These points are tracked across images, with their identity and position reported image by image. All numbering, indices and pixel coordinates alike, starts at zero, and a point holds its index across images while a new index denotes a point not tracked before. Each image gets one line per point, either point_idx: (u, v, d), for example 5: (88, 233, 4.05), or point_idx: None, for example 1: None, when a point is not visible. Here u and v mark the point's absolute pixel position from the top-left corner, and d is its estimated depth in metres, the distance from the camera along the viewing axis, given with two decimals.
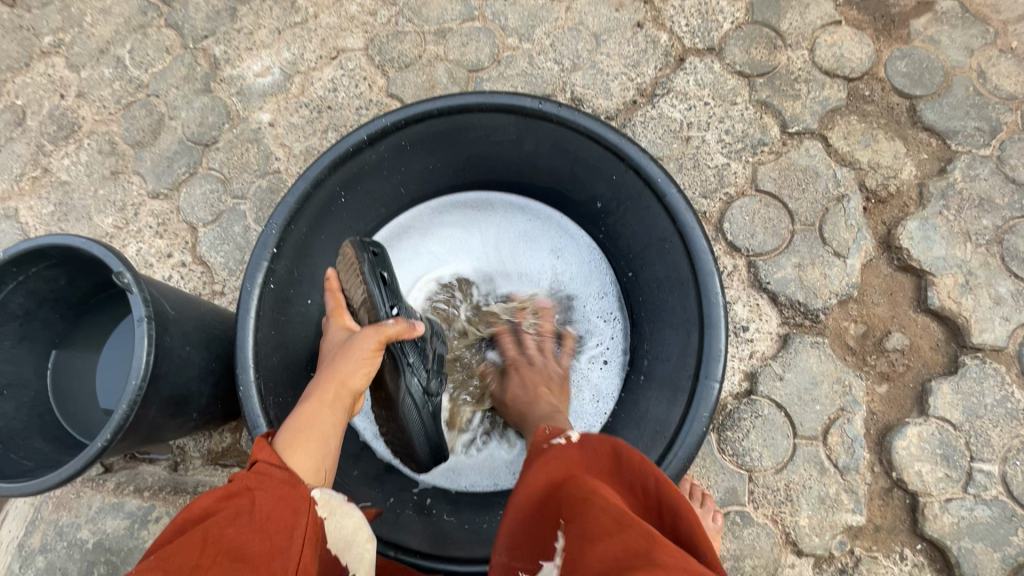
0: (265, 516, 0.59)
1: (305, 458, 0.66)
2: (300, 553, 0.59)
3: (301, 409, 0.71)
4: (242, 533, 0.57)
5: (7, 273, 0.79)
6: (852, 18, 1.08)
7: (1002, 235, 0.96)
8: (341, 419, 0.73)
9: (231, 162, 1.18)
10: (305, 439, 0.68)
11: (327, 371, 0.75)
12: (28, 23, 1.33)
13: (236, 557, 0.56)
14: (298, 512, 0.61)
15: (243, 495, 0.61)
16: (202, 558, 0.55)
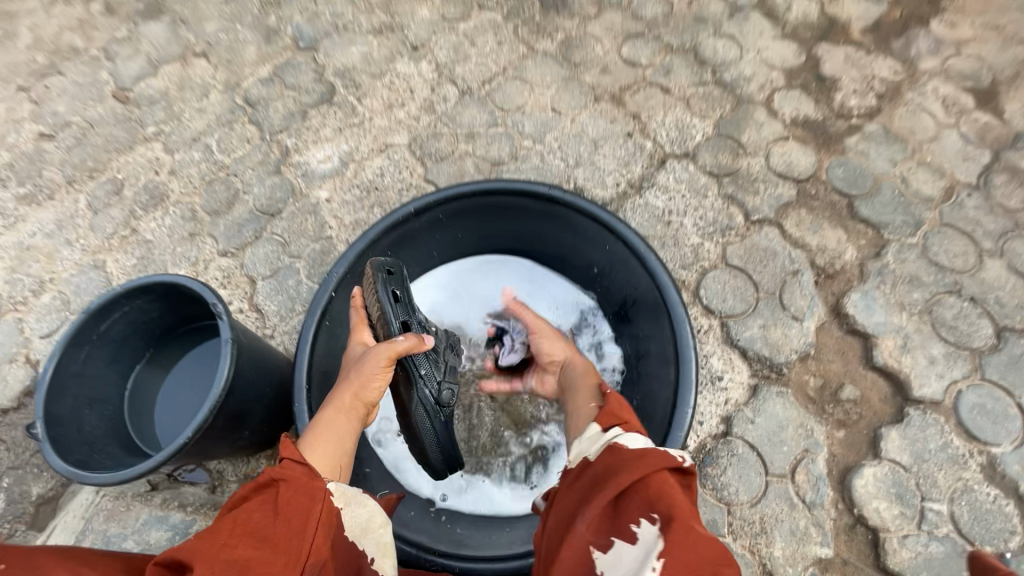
0: (286, 503, 0.70)
1: (323, 452, 0.81)
2: (317, 534, 0.69)
3: (321, 413, 0.86)
4: (265, 517, 0.68)
5: (118, 302, 0.99)
6: (797, 136, 1.38)
7: (932, 306, 1.15)
8: (355, 423, 0.88)
9: (291, 229, 1.43)
10: (324, 436, 0.83)
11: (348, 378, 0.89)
12: (137, 118, 1.65)
13: (260, 537, 0.66)
14: (314, 497, 0.72)
15: (267, 487, 0.72)
16: (232, 537, 0.66)
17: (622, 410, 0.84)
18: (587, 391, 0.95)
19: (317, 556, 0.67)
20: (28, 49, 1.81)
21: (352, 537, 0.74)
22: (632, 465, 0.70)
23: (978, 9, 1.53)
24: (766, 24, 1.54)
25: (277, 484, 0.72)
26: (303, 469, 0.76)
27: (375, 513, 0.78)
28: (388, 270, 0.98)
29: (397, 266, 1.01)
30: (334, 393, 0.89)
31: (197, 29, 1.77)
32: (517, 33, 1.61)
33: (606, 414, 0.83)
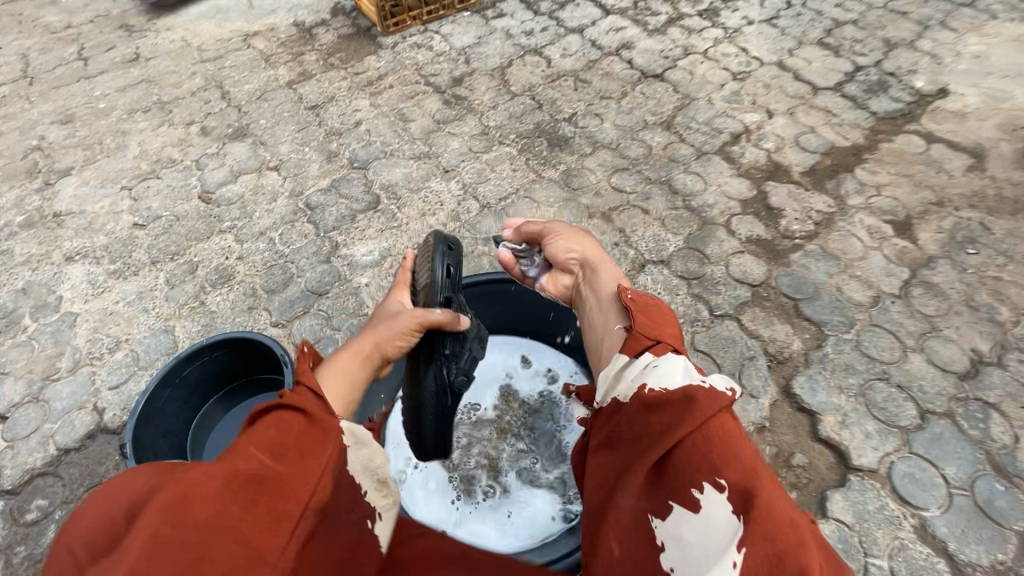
0: (302, 431, 0.67)
1: (334, 385, 0.84)
2: (329, 464, 0.66)
3: (339, 355, 0.91)
4: (279, 436, 0.65)
5: (201, 351, 1.27)
6: (751, 250, 1.71)
7: (865, 390, 1.38)
8: (373, 362, 0.94)
9: (335, 307, 1.73)
10: (338, 367, 0.88)
11: (380, 323, 1.02)
12: (216, 214, 2.03)
13: (276, 456, 0.63)
14: (329, 430, 0.69)
15: (282, 412, 0.68)
16: (245, 453, 0.62)
17: (648, 330, 0.83)
18: (614, 310, 0.95)
19: (326, 487, 0.65)
20: (135, 158, 2.26)
21: (355, 473, 0.71)
22: (676, 411, 0.66)
23: (892, 161, 1.95)
24: (725, 165, 1.96)
25: (295, 410, 0.68)
26: (319, 400, 0.71)
27: (379, 456, 0.77)
28: (449, 245, 1.21)
29: (455, 247, 1.23)
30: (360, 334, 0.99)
31: (273, 149, 2.22)
32: (528, 164, 2.04)
33: (635, 339, 0.82)
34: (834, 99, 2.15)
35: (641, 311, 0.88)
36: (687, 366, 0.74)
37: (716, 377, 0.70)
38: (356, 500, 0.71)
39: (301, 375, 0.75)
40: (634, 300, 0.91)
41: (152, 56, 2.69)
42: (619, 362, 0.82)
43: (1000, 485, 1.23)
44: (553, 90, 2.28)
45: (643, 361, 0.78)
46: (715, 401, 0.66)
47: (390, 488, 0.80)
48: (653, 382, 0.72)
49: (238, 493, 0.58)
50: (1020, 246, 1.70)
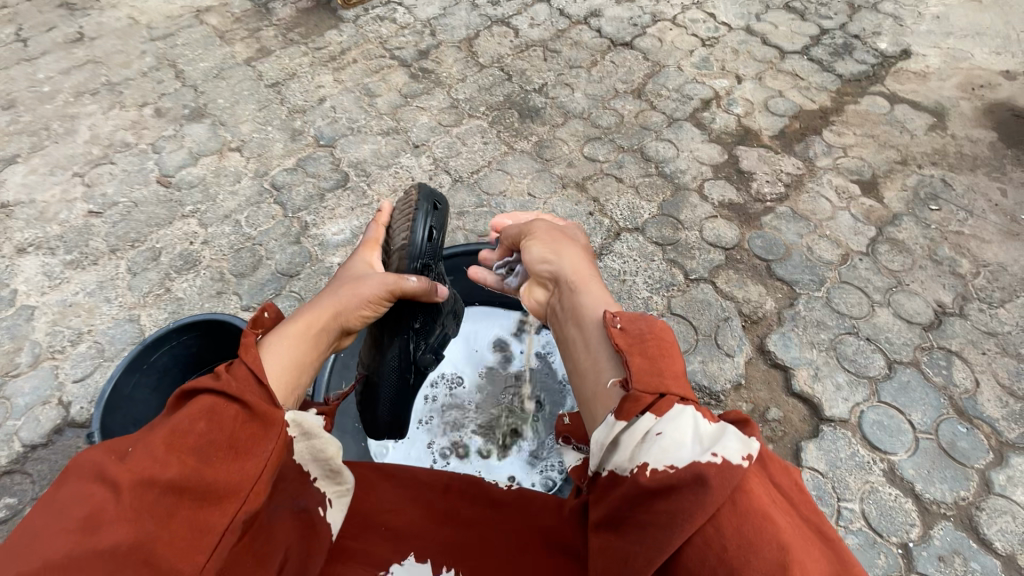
0: (238, 428, 0.69)
1: (278, 364, 0.79)
2: (261, 466, 0.70)
3: (292, 327, 0.86)
4: (214, 435, 0.67)
5: (168, 336, 1.23)
6: (724, 214, 1.72)
7: (836, 344, 1.42)
8: (326, 337, 0.90)
9: (307, 288, 1.69)
10: (283, 347, 0.82)
11: (343, 293, 0.96)
12: (178, 198, 1.95)
13: (204, 459, 0.65)
14: (268, 426, 0.72)
15: (220, 402, 0.69)
16: (172, 452, 0.63)
17: (645, 384, 0.71)
18: (603, 352, 0.81)
19: (257, 491, 0.69)
20: (86, 143, 2.14)
21: (301, 461, 0.81)
22: (685, 493, 0.61)
23: (857, 123, 1.98)
24: (696, 131, 1.96)
25: (232, 403, 0.70)
26: (261, 391, 0.73)
27: (328, 446, 0.84)
28: (434, 205, 1.19)
29: (443, 209, 1.22)
30: (318, 303, 0.94)
31: (234, 130, 2.13)
32: (500, 136, 2.00)
33: (636, 400, 0.70)
34: (801, 63, 2.16)
35: (637, 346, 0.76)
36: (694, 423, 0.67)
37: (731, 441, 0.63)
38: (291, 486, 0.81)
39: (246, 356, 0.76)
40: (624, 332, 0.79)
41: (97, 36, 2.54)
42: (609, 427, 0.72)
43: (962, 427, 1.28)
44: (522, 61, 2.24)
45: (641, 429, 0.68)
46: (727, 479, 0.60)
47: (341, 472, 0.89)
48: (656, 460, 0.65)
49: (159, 505, 0.61)
50: (979, 201, 1.75)
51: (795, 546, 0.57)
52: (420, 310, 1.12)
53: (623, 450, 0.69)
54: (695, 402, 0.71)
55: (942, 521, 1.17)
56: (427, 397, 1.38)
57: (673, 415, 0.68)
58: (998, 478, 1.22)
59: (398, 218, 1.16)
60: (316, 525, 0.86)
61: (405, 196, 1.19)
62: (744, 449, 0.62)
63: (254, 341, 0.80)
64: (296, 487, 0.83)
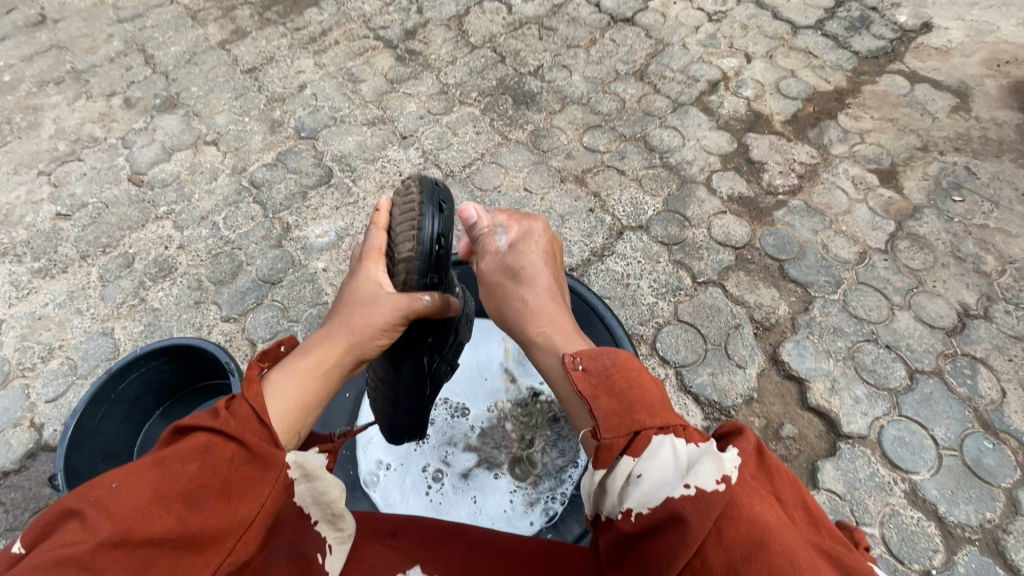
0: (233, 469, 0.57)
1: (284, 407, 0.66)
2: (256, 512, 0.58)
3: (300, 364, 0.73)
4: (206, 477, 0.55)
5: (137, 363, 1.17)
6: (734, 209, 1.62)
7: (853, 353, 1.36)
8: (339, 370, 0.77)
9: (291, 296, 1.59)
10: (290, 390, 0.69)
11: (353, 319, 0.83)
12: (150, 199, 1.83)
13: (190, 505, 0.53)
14: (268, 468, 0.60)
15: (215, 439, 0.57)
16: (156, 497, 0.52)
17: (619, 426, 0.61)
18: (572, 401, 0.71)
19: (247, 541, 0.58)
20: (51, 139, 2.00)
21: (301, 503, 0.68)
22: (666, 536, 0.53)
23: (875, 105, 1.84)
24: (703, 117, 1.83)
25: (230, 441, 0.58)
26: (262, 430, 0.61)
27: (330, 488, 0.70)
28: (440, 204, 1.00)
29: (449, 205, 1.02)
30: (328, 333, 0.81)
31: (209, 121, 1.99)
32: (493, 125, 1.87)
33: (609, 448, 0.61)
34: (815, 39, 2.01)
35: (602, 386, 0.66)
36: (674, 453, 0.58)
37: (703, 464, 0.55)
38: (290, 528, 0.69)
39: (247, 392, 0.63)
40: (587, 373, 0.68)
41: (60, 17, 2.36)
42: (593, 482, 0.62)
43: (988, 443, 1.25)
44: (515, 41, 2.08)
45: (619, 473, 0.59)
46: (709, 508, 0.52)
47: (343, 517, 0.75)
48: (639, 505, 0.57)
49: (133, 558, 0.49)
50: (1004, 190, 1.64)
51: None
52: (433, 326, 1.01)
53: (608, 493, 0.60)
54: (676, 429, 0.61)
55: (967, 545, 1.14)
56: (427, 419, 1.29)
57: (651, 451, 0.59)
58: None
59: (398, 219, 0.99)
60: (312, 571, 0.72)
61: (403, 190, 1.02)
62: (717, 471, 0.55)
63: (258, 377, 0.68)
64: (294, 529, 0.70)
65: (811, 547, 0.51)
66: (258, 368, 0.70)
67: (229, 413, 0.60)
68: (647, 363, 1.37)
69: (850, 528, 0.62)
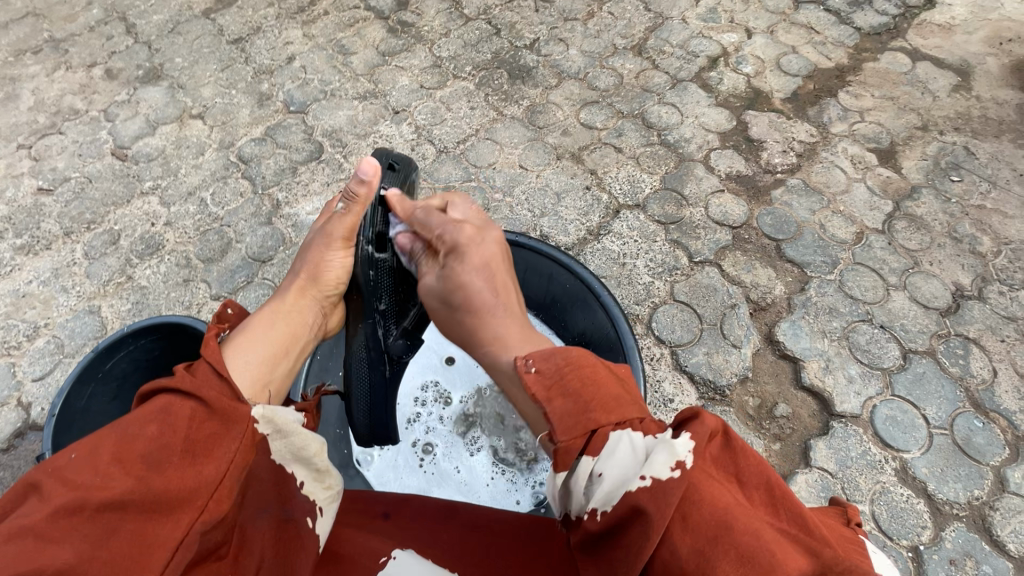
0: (194, 429, 0.56)
1: (255, 349, 0.75)
2: (225, 469, 0.57)
3: (253, 320, 0.81)
4: (164, 437, 0.54)
5: (124, 342, 1.15)
6: (732, 188, 1.60)
7: (848, 333, 1.36)
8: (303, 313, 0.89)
9: (281, 274, 1.56)
10: (263, 336, 0.78)
11: (306, 273, 0.91)
12: (134, 173, 1.77)
13: (151, 467, 0.53)
14: (233, 423, 0.59)
15: (172, 397, 0.57)
16: (117, 461, 0.52)
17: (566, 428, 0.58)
18: (519, 400, 0.66)
19: (220, 500, 0.56)
20: (30, 110, 1.93)
21: (279, 460, 0.65)
22: (632, 530, 0.51)
23: (876, 83, 1.81)
24: (701, 94, 1.79)
25: (186, 398, 0.58)
26: (222, 384, 0.61)
27: (308, 443, 0.68)
28: (392, 164, 1.03)
29: (404, 164, 1.05)
30: (285, 289, 0.91)
31: (195, 94, 1.93)
32: (488, 100, 1.82)
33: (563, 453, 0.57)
34: (817, 14, 1.97)
35: (556, 388, 0.61)
36: (632, 446, 0.56)
37: (656, 453, 0.53)
38: (268, 488, 0.65)
39: (207, 353, 0.65)
40: (539, 376, 0.63)
41: None
42: (555, 485, 0.59)
43: (978, 422, 1.26)
44: (511, 13, 2.02)
45: (579, 475, 0.56)
46: (666, 497, 0.50)
47: (329, 473, 0.71)
48: (602, 504, 0.54)
49: (95, 523, 0.49)
50: (1002, 171, 1.63)
51: (773, 553, 0.47)
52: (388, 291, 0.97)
53: (573, 496, 0.57)
54: (633, 423, 0.58)
55: (954, 522, 1.16)
56: (416, 400, 1.26)
57: (610, 449, 0.56)
58: (1013, 475, 1.21)
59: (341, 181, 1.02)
60: (303, 539, 0.67)
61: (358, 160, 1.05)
62: (671, 458, 0.52)
63: (216, 338, 0.73)
64: (279, 491, 0.66)
65: (773, 528, 0.50)
66: (218, 329, 0.75)
67: (189, 374, 0.61)
68: (642, 343, 1.36)
69: (842, 504, 0.59)
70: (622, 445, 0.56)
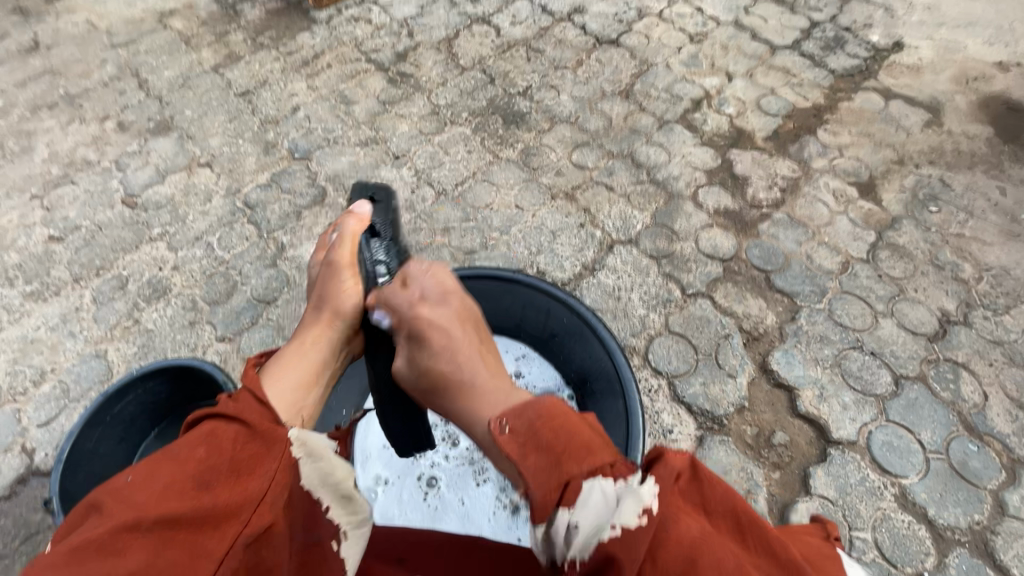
0: (238, 449, 0.63)
1: (288, 384, 0.79)
2: (266, 486, 0.61)
3: (286, 351, 0.88)
4: (212, 458, 0.61)
5: (133, 384, 1.18)
6: (720, 222, 1.66)
7: (840, 360, 1.40)
8: (329, 343, 0.94)
9: (286, 315, 1.60)
10: (298, 364, 0.84)
11: (328, 306, 0.98)
12: (143, 220, 1.83)
13: (201, 486, 0.58)
14: (273, 444, 0.65)
15: (218, 424, 0.64)
16: (170, 482, 0.57)
17: (543, 476, 0.62)
18: (497, 459, 0.69)
19: (263, 515, 0.60)
20: (44, 162, 2.01)
21: (309, 487, 0.68)
22: None
23: (852, 121, 1.91)
24: (687, 134, 1.88)
25: (231, 423, 0.65)
26: (263, 411, 0.68)
27: (335, 468, 0.73)
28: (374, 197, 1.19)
29: (384, 192, 1.21)
30: (310, 323, 0.97)
31: (203, 143, 2.02)
32: (484, 144, 1.91)
33: (543, 499, 0.61)
34: (792, 58, 2.09)
35: (528, 443, 0.65)
36: (603, 494, 0.59)
37: (624, 502, 0.56)
38: (301, 512, 0.67)
39: (249, 384, 0.71)
40: (513, 434, 0.67)
41: (53, 43, 2.39)
42: (537, 536, 0.62)
43: (973, 446, 1.28)
44: (504, 63, 2.14)
45: (557, 525, 0.59)
46: (637, 543, 0.53)
47: (353, 499, 0.75)
48: (580, 552, 0.56)
49: (149, 537, 0.53)
50: (978, 201, 1.70)
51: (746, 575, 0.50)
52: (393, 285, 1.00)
53: (552, 545, 0.60)
54: (602, 468, 0.61)
55: (957, 548, 1.17)
56: None
57: (583, 498, 0.59)
58: (1011, 498, 1.22)
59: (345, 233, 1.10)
60: (327, 559, 0.70)
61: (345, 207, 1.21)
62: (638, 505, 0.55)
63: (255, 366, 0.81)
64: (308, 515, 0.68)
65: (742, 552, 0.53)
66: (257, 361, 0.83)
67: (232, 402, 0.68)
68: (639, 375, 1.39)
69: (822, 521, 0.65)
70: (595, 492, 0.59)
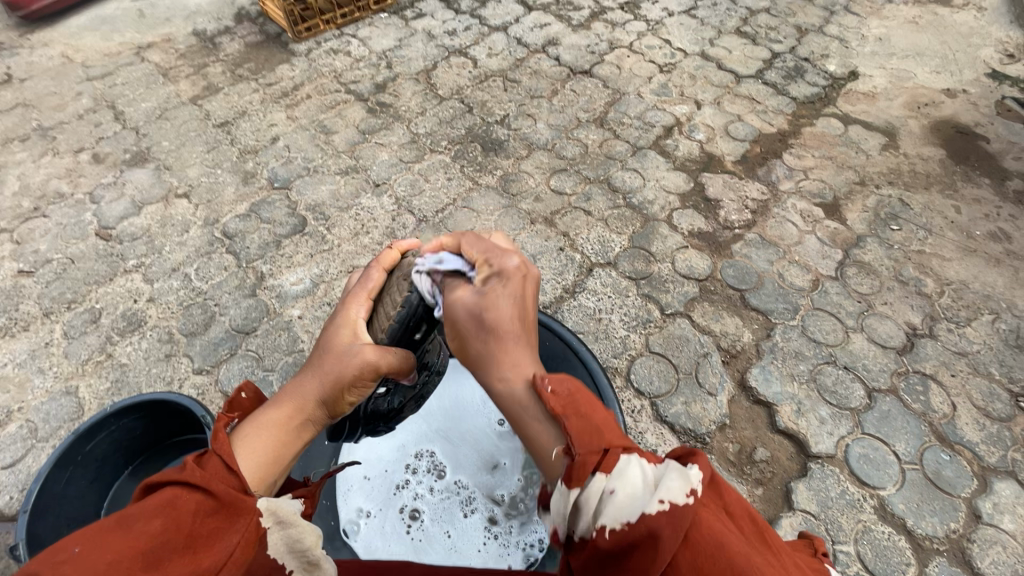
0: (198, 522, 0.57)
1: (256, 462, 0.67)
2: (223, 562, 0.56)
3: (267, 418, 0.73)
4: (166, 531, 0.54)
5: (106, 422, 1.15)
6: (695, 244, 1.71)
7: (815, 375, 1.44)
8: (313, 425, 0.76)
9: (266, 345, 1.58)
10: (270, 443, 0.70)
11: (327, 380, 0.77)
12: (118, 252, 1.80)
13: (151, 565, 0.52)
14: (237, 516, 0.60)
15: (178, 488, 0.58)
16: (117, 560, 0.51)
17: (587, 440, 0.58)
18: (540, 423, 0.64)
19: None
20: (14, 196, 1.97)
21: (274, 554, 0.63)
22: (642, 552, 0.49)
23: (815, 145, 2.00)
24: (660, 159, 1.95)
25: (195, 491, 0.59)
26: (235, 480, 0.62)
27: (305, 534, 0.67)
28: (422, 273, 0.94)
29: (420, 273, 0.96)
30: (302, 384, 0.78)
31: (181, 174, 2.01)
32: (463, 171, 1.95)
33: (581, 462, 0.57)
34: (757, 87, 2.20)
35: (569, 407, 0.62)
36: (642, 469, 0.55)
37: (671, 478, 0.53)
38: None
39: (219, 446, 0.65)
40: (555, 395, 0.63)
41: (27, 76, 2.38)
42: (565, 502, 0.57)
43: (945, 455, 1.32)
44: (482, 92, 2.20)
45: (591, 491, 0.54)
46: (678, 521, 0.49)
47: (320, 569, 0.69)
48: (613, 520, 0.52)
49: None
50: (936, 219, 1.79)
51: None
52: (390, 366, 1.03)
53: (581, 513, 0.55)
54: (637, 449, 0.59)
55: (936, 557, 1.19)
56: (408, 467, 1.25)
57: (621, 467, 0.56)
58: (984, 505, 1.25)
59: (388, 286, 0.90)
60: None
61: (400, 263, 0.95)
62: (685, 485, 0.52)
63: (224, 431, 0.69)
64: None
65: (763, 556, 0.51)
66: (228, 419, 0.72)
67: (198, 467, 0.62)
68: (622, 396, 1.40)
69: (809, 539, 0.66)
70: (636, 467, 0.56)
